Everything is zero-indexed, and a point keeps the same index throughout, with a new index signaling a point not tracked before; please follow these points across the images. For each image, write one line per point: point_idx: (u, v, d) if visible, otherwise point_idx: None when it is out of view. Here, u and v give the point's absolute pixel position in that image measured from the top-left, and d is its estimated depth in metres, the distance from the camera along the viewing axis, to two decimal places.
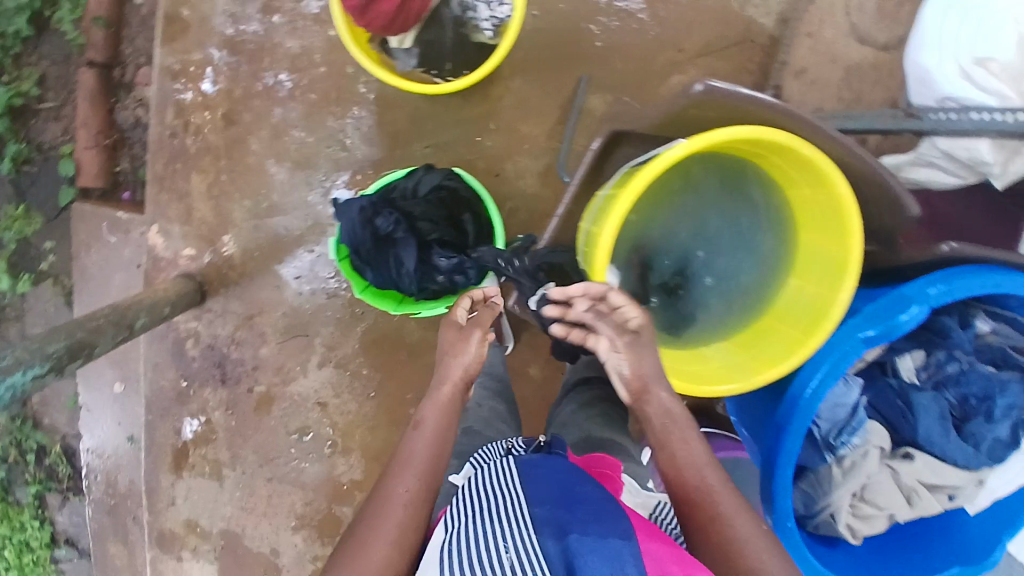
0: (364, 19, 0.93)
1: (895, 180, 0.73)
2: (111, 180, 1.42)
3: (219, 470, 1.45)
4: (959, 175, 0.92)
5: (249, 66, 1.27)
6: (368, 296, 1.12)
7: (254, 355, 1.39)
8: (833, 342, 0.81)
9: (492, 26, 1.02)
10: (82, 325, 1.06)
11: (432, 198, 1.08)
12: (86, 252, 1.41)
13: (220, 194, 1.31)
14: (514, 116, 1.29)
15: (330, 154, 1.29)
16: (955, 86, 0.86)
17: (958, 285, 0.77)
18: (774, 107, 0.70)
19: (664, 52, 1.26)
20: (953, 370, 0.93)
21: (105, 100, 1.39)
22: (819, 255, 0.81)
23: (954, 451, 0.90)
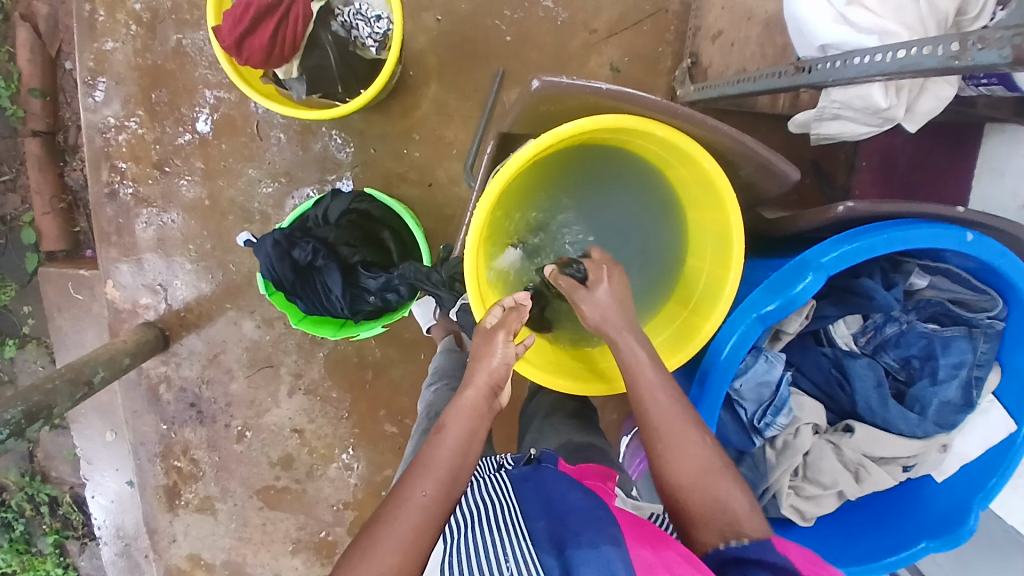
0: (241, 56, 0.96)
1: (765, 148, 0.69)
2: (73, 241, 1.47)
3: (211, 505, 1.49)
4: (868, 123, 0.83)
5: (172, 114, 1.30)
6: (306, 325, 1.12)
7: (225, 392, 1.43)
8: (732, 322, 0.75)
9: (375, 42, 1.03)
10: (39, 388, 1.10)
11: (343, 222, 1.09)
12: (57, 313, 1.46)
13: (166, 242, 1.34)
14: (437, 124, 1.28)
15: (261, 190, 1.32)
16: (833, 32, 0.77)
17: (858, 248, 0.70)
18: (610, 91, 0.68)
19: (577, 35, 1.24)
20: (892, 332, 0.87)
21: (54, 165, 1.44)
22: (710, 233, 0.80)
23: (896, 420, 0.84)
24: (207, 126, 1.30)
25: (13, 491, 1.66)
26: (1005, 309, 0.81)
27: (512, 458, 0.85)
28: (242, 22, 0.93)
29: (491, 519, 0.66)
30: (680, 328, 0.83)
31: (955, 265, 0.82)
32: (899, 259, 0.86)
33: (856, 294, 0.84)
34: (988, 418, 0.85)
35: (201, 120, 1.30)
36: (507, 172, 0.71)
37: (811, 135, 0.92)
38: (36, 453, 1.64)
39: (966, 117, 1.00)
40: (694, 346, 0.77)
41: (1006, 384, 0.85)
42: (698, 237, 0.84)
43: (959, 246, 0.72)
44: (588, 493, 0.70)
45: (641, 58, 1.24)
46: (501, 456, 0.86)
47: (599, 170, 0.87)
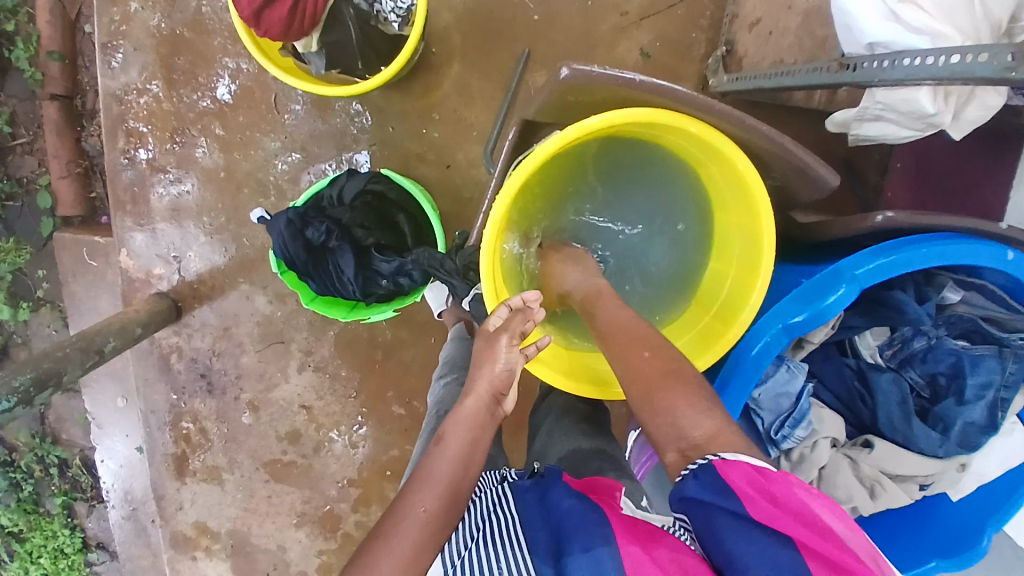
0: (260, 28, 0.93)
1: (802, 151, 0.65)
2: (88, 207, 1.47)
3: (219, 475, 1.50)
4: (911, 128, 0.79)
5: (190, 83, 1.27)
6: (317, 306, 1.10)
7: (235, 365, 1.43)
8: (755, 331, 0.72)
9: (398, 18, 0.99)
10: (49, 356, 1.10)
11: (357, 203, 1.07)
12: (71, 279, 1.46)
13: (179, 212, 1.33)
14: (458, 105, 1.25)
15: (277, 164, 1.29)
16: (882, 30, 0.72)
17: (893, 263, 0.67)
18: (644, 85, 0.65)
19: (608, 17, 1.19)
20: (920, 347, 0.84)
21: (72, 129, 1.43)
22: (738, 238, 0.77)
23: (918, 438, 0.81)
24: (227, 95, 1.27)
25: (24, 452, 1.69)
26: None
27: (515, 472, 0.83)
28: None
29: (492, 534, 0.64)
30: (700, 334, 0.80)
31: (990, 281, 0.78)
32: (932, 271, 0.82)
33: (886, 306, 0.81)
34: (1011, 440, 0.81)
35: (222, 89, 1.27)
36: (531, 164, 0.69)
37: (849, 135, 0.88)
38: (47, 415, 1.66)
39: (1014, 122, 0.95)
40: (716, 355, 0.74)
41: None
42: (724, 239, 0.81)
43: (1000, 264, 0.69)
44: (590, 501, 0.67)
45: (673, 44, 1.20)
46: (505, 470, 0.85)
47: (625, 163, 0.84)
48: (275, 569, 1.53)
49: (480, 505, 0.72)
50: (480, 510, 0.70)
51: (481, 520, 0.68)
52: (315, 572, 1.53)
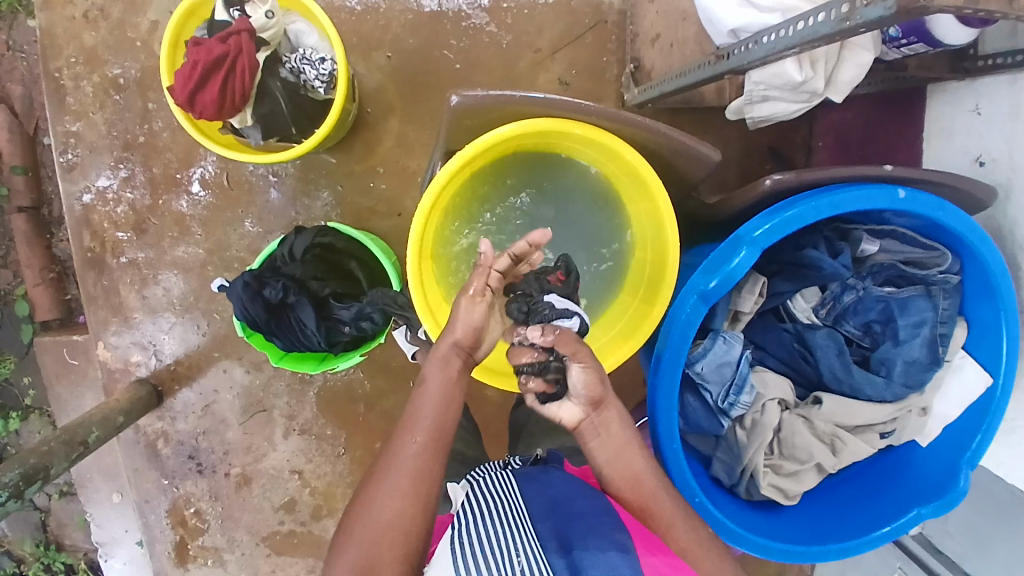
0: (195, 110, 1.01)
1: (678, 132, 0.71)
2: (65, 308, 1.53)
3: (220, 557, 1.49)
4: (795, 99, 0.85)
5: (145, 176, 1.35)
6: (286, 362, 1.14)
7: (221, 441, 1.44)
8: (679, 303, 0.76)
9: (322, 83, 1.08)
10: (34, 451, 1.13)
11: (309, 258, 1.12)
12: (53, 381, 1.49)
13: (149, 298, 1.38)
14: (399, 156, 1.32)
15: (238, 239, 1.36)
16: (739, 16, 0.80)
17: (786, 219, 0.71)
18: (526, 100, 0.72)
19: (524, 55, 1.28)
20: (851, 300, 0.87)
21: (41, 238, 1.50)
22: (648, 222, 0.82)
23: (863, 386, 0.85)
24: (200, 189, 1.35)
25: (31, 561, 1.70)
26: (957, 263, 0.81)
27: (519, 458, 0.90)
28: (192, 79, 0.98)
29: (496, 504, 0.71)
30: (631, 320, 0.85)
31: (900, 225, 0.83)
32: (845, 228, 0.86)
33: (806, 267, 0.84)
34: (963, 374, 0.85)
35: (194, 181, 1.35)
36: (432, 185, 0.75)
37: (747, 119, 0.94)
38: (48, 522, 1.69)
39: (904, 81, 1.00)
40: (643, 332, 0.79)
41: (974, 338, 0.85)
42: (641, 228, 0.86)
43: (891, 203, 0.73)
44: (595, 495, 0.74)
45: (588, 69, 1.28)
46: (508, 459, 0.91)
47: (549, 186, 0.89)
48: None
49: (484, 488, 0.76)
50: (486, 491, 0.75)
51: (483, 496, 0.73)
52: None
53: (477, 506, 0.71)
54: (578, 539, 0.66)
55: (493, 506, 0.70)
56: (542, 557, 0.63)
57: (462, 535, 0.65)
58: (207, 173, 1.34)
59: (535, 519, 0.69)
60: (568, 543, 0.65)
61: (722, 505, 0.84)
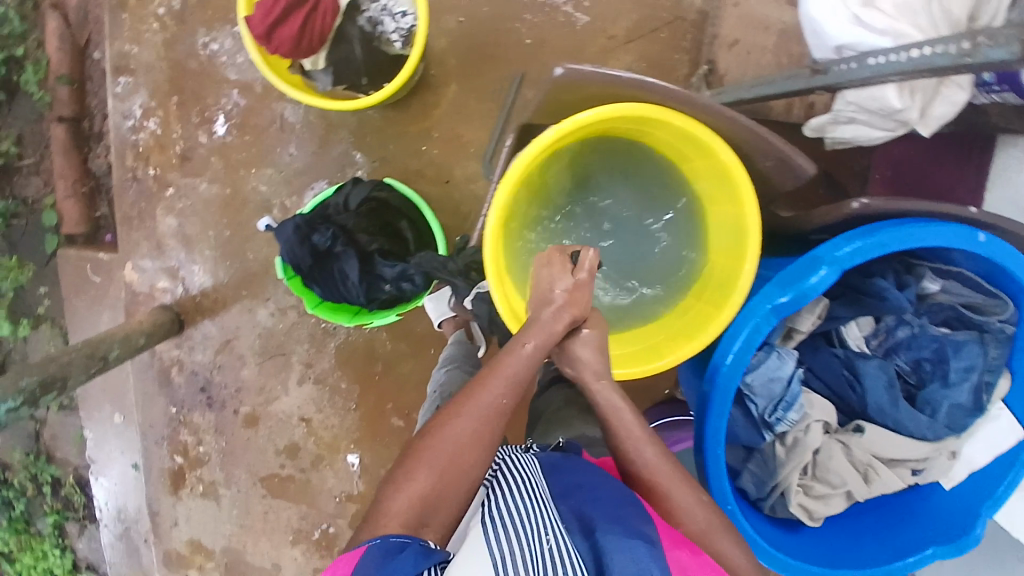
0: (271, 46, 0.98)
1: (778, 141, 0.71)
2: (93, 225, 1.51)
3: (216, 491, 1.50)
4: (883, 126, 0.88)
5: (196, 104, 1.33)
6: (321, 311, 1.14)
7: (236, 378, 1.44)
8: (746, 313, 0.78)
9: (400, 37, 1.06)
10: (54, 361, 1.12)
11: (362, 210, 1.11)
12: (73, 296, 1.49)
13: (184, 227, 1.37)
14: (455, 124, 1.31)
15: (280, 181, 1.34)
16: (849, 33, 0.81)
17: (870, 243, 0.73)
18: (632, 84, 0.70)
19: (595, 40, 1.26)
20: (904, 335, 0.90)
21: (79, 150, 1.48)
22: (725, 226, 0.81)
23: (906, 421, 0.87)
24: (224, 128, 1.33)
25: (20, 468, 1.72)
26: (1016, 313, 0.84)
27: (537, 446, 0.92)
28: (272, 13, 0.95)
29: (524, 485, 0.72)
30: (691, 322, 0.83)
31: (966, 268, 0.85)
32: (911, 262, 0.89)
33: (868, 295, 0.87)
34: (998, 424, 0.87)
35: (221, 122, 1.33)
36: (523, 161, 0.74)
37: (826, 139, 0.96)
38: (42, 433, 1.70)
39: (980, 127, 1.01)
40: (710, 333, 0.77)
41: (1016, 391, 0.87)
42: (716, 231, 0.84)
43: (970, 244, 0.74)
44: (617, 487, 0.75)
45: (656, 63, 1.25)
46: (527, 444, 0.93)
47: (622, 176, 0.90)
48: None
49: (511, 463, 0.78)
50: (513, 467, 0.76)
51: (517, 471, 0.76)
52: None
53: (508, 479, 0.74)
54: (605, 525, 0.68)
55: (524, 485, 0.72)
56: (569, 538, 0.66)
57: (492, 509, 0.67)
58: (261, 110, 1.32)
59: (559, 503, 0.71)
60: (592, 528, 0.67)
61: (749, 516, 0.86)
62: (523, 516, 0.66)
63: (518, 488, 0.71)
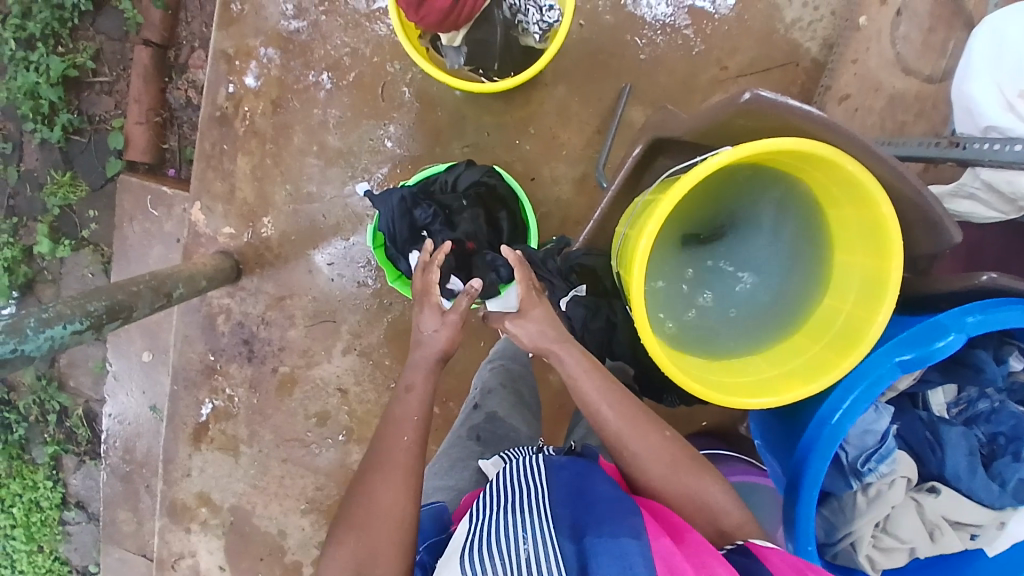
0: (417, 15, 0.98)
1: (935, 202, 0.73)
2: (158, 156, 1.48)
3: (236, 446, 1.47)
4: (1001, 209, 0.92)
5: (299, 54, 1.32)
6: (400, 285, 1.14)
7: (281, 336, 1.41)
8: (867, 364, 0.79)
9: (540, 30, 1.08)
10: (123, 288, 1.07)
11: (470, 193, 1.10)
12: (127, 224, 1.45)
13: (262, 177, 1.35)
14: (554, 125, 1.31)
15: (366, 147, 1.33)
16: (1000, 116, 0.88)
17: (997, 317, 0.76)
18: (816, 120, 0.72)
19: (708, 69, 1.28)
20: (984, 408, 0.92)
21: (160, 79, 1.45)
22: (857, 274, 0.82)
23: (979, 489, 0.88)
24: (253, 79, 1.33)
25: (27, 392, 1.67)
26: None
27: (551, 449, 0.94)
28: None
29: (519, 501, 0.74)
30: (805, 363, 0.84)
31: None
32: (1005, 339, 0.90)
33: (966, 365, 0.89)
34: None
35: (251, 74, 1.33)
36: (690, 180, 0.74)
37: None
38: (57, 360, 1.65)
39: None
40: (826, 380, 0.79)
41: None
42: (840, 275, 0.85)
43: None
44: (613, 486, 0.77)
45: None
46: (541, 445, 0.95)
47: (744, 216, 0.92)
48: (270, 554, 1.48)
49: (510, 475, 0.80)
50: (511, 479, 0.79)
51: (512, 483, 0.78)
52: (310, 563, 1.48)
53: (500, 497, 0.76)
54: (592, 526, 0.69)
55: (517, 499, 0.74)
56: (556, 544, 0.67)
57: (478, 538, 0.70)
58: (362, 74, 1.31)
59: (556, 509, 0.72)
60: (582, 531, 0.69)
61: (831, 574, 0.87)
62: (501, 540, 0.68)
63: (506, 507, 0.73)
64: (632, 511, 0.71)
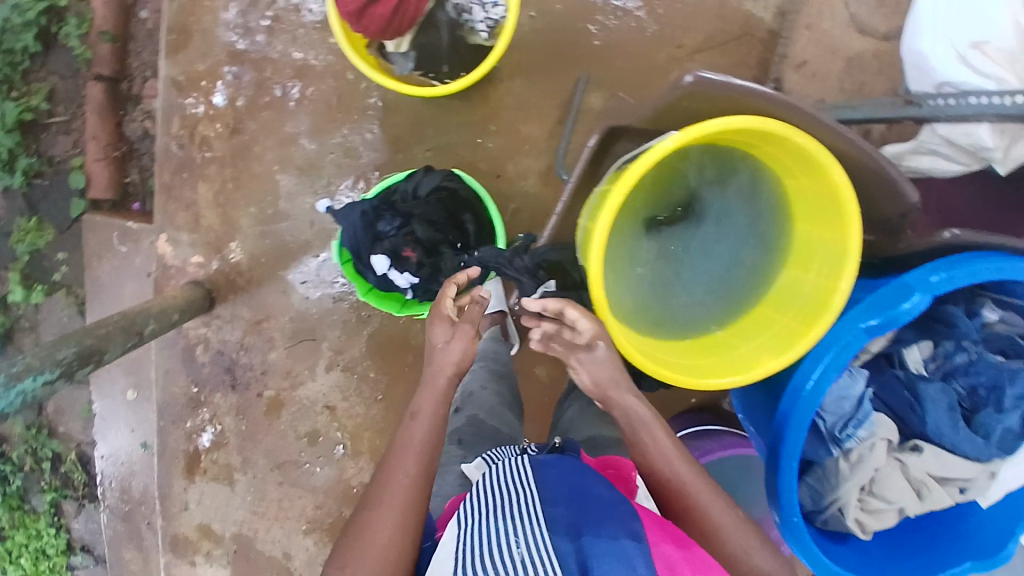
0: (359, 24, 0.97)
1: (890, 165, 0.72)
2: (121, 191, 1.46)
3: (230, 475, 1.46)
4: (962, 161, 0.91)
5: (250, 74, 1.30)
6: (371, 298, 1.13)
7: (263, 360, 1.40)
8: (835, 332, 0.79)
9: (487, 27, 1.06)
10: (93, 331, 1.06)
11: (431, 199, 1.08)
12: (97, 262, 1.43)
13: (226, 202, 1.34)
14: (515, 119, 1.30)
15: (327, 160, 1.31)
16: (954, 71, 0.87)
17: (962, 272, 0.75)
18: (760, 97, 0.70)
19: (663, 49, 1.26)
20: (961, 361, 0.90)
21: (115, 113, 1.44)
22: (819, 244, 0.81)
23: (962, 442, 0.87)
24: (223, 98, 1.31)
25: (20, 441, 1.66)
26: None
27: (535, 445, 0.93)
28: None
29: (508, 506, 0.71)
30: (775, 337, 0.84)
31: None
32: (975, 292, 0.91)
33: (939, 322, 0.91)
34: None
35: (219, 93, 1.31)
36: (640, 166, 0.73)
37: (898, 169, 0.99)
38: (45, 406, 1.64)
39: None
40: (795, 352, 0.78)
41: None
42: (803, 245, 0.85)
43: None
44: (608, 486, 0.76)
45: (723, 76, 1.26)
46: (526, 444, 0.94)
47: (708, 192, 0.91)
48: None
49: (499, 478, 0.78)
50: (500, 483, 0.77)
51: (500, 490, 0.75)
52: None
53: (488, 504, 0.73)
54: (589, 525, 0.67)
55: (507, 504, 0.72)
56: (554, 544, 0.65)
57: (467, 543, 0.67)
58: (315, 88, 1.30)
59: (547, 510, 0.70)
60: (579, 530, 0.67)
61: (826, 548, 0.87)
62: (493, 544, 0.65)
63: (495, 510, 0.71)
64: (633, 514, 0.70)
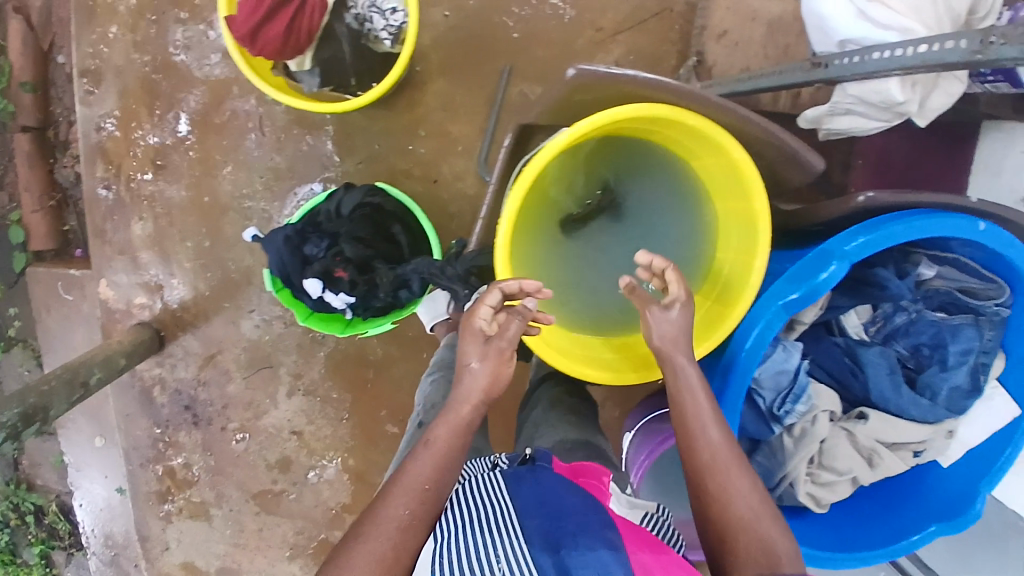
0: (254, 48, 0.97)
1: (789, 134, 0.70)
2: (61, 240, 1.44)
3: (206, 511, 1.45)
4: (880, 118, 0.89)
5: (170, 108, 1.28)
6: (312, 322, 1.11)
7: (222, 393, 1.39)
8: (759, 308, 0.77)
9: (389, 35, 1.03)
10: (34, 389, 1.05)
11: (356, 216, 1.07)
12: (46, 314, 1.42)
13: (163, 239, 1.32)
14: (443, 121, 1.27)
15: (260, 185, 1.29)
16: (854, 28, 0.84)
17: (878, 236, 0.73)
18: (645, 83, 0.68)
19: (583, 33, 1.24)
20: (901, 322, 0.90)
21: (44, 161, 1.42)
22: (734, 223, 0.81)
23: (908, 406, 0.86)
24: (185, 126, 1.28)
25: None
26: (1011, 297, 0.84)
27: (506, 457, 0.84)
28: (258, 12, 0.94)
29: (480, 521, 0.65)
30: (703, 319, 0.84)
31: (963, 255, 0.85)
32: (908, 249, 0.89)
33: (870, 284, 0.88)
34: (992, 403, 0.87)
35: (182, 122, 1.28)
36: (535, 166, 0.71)
37: (821, 130, 0.96)
38: (20, 461, 1.63)
39: (965, 114, 1.02)
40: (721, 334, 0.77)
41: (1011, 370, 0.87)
42: (721, 224, 0.85)
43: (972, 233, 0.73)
44: (586, 497, 0.70)
45: (647, 55, 1.24)
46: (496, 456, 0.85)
47: (628, 179, 0.92)
48: None
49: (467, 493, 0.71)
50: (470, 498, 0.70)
51: (469, 504, 0.69)
52: None
53: (456, 523, 0.66)
54: (567, 539, 0.62)
55: (479, 519, 0.66)
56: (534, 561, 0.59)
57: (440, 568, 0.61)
58: (237, 113, 1.27)
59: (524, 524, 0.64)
60: (557, 544, 0.61)
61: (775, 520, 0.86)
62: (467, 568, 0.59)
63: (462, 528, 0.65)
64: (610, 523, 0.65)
